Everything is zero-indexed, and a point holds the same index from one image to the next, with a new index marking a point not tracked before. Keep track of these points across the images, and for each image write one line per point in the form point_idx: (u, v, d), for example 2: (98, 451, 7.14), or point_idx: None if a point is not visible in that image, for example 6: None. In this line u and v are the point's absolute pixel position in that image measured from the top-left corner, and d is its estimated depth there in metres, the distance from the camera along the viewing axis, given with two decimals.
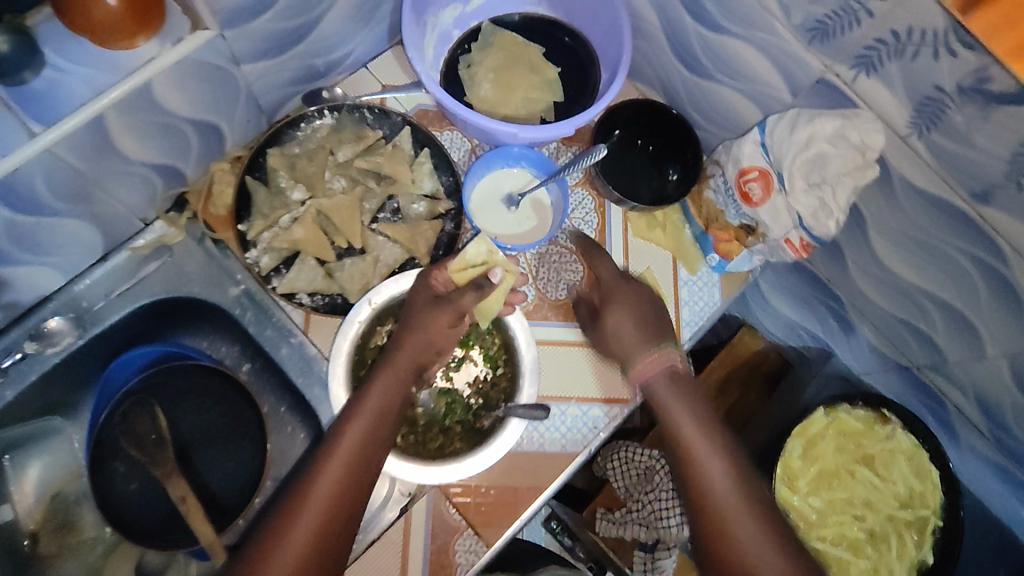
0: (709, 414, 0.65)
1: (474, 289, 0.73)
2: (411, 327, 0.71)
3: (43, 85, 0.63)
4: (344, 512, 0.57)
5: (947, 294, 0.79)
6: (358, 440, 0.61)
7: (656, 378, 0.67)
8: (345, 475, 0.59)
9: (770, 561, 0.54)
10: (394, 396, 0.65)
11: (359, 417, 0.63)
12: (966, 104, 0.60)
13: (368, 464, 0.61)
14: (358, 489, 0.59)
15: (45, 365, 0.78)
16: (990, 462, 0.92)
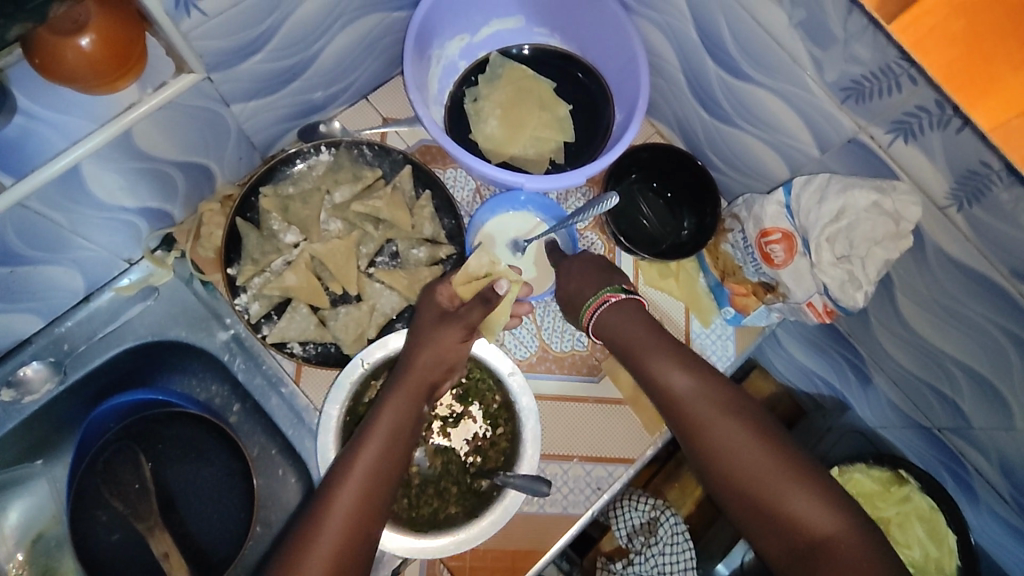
0: (706, 382, 0.67)
1: (482, 305, 0.69)
2: (419, 345, 0.69)
3: (15, 133, 0.58)
4: (359, 541, 0.61)
5: (975, 362, 0.72)
6: (369, 467, 0.63)
7: (655, 365, 0.68)
8: (358, 502, 0.62)
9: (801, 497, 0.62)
10: (404, 416, 0.66)
11: (368, 442, 0.64)
12: (1015, 183, 0.55)
13: (379, 494, 0.63)
14: (370, 516, 0.62)
15: (23, 414, 0.75)
16: (1008, 527, 0.86)
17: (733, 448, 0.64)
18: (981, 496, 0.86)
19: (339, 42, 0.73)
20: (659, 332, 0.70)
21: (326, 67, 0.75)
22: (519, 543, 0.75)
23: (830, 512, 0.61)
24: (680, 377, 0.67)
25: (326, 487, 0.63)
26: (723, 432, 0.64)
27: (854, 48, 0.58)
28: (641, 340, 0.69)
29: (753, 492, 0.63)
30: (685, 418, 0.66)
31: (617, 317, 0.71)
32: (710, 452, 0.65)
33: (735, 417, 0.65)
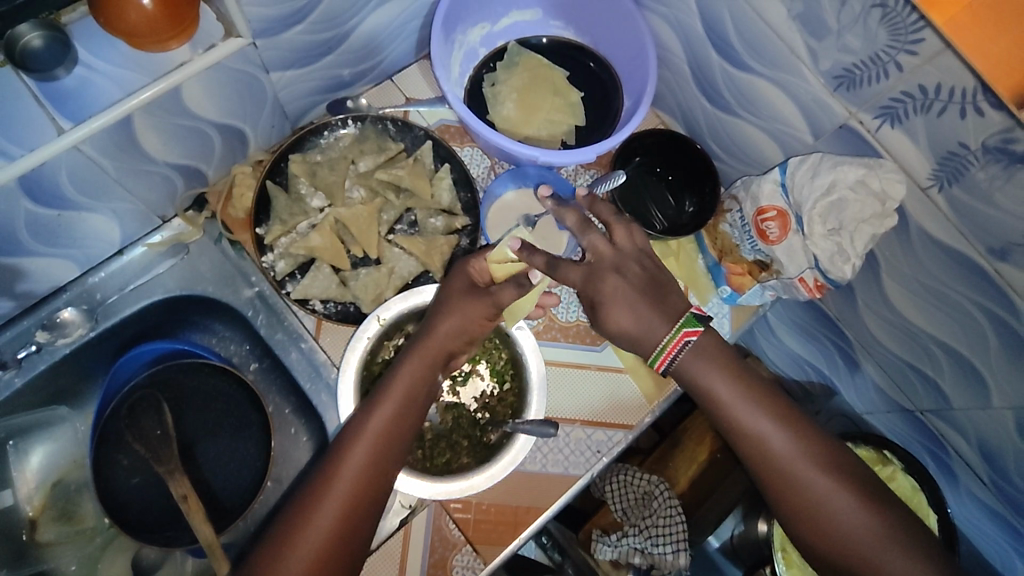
0: (746, 392, 0.69)
1: (514, 286, 0.72)
2: (442, 313, 0.72)
3: (74, 83, 0.63)
4: (365, 498, 0.64)
5: (955, 342, 0.77)
6: (379, 430, 0.66)
7: (698, 376, 0.70)
8: (367, 463, 0.64)
9: (840, 505, 0.66)
10: (420, 383, 0.69)
11: (382, 404, 0.67)
12: (990, 163, 0.61)
13: (387, 457, 0.66)
14: (377, 477, 0.65)
15: (55, 356, 0.79)
16: (988, 510, 0.90)
17: (802, 469, 0.67)
18: (962, 479, 0.90)
19: (371, 21, 0.78)
20: (737, 370, 0.70)
21: (356, 45, 0.80)
22: (522, 499, 0.79)
23: (883, 535, 0.65)
24: (750, 410, 0.69)
25: (339, 444, 0.66)
26: (793, 456, 0.68)
27: (847, 38, 0.64)
28: (713, 379, 0.69)
29: (811, 508, 0.67)
30: (753, 444, 0.69)
31: (695, 357, 0.69)
32: (779, 473, 0.68)
33: (803, 444, 0.68)
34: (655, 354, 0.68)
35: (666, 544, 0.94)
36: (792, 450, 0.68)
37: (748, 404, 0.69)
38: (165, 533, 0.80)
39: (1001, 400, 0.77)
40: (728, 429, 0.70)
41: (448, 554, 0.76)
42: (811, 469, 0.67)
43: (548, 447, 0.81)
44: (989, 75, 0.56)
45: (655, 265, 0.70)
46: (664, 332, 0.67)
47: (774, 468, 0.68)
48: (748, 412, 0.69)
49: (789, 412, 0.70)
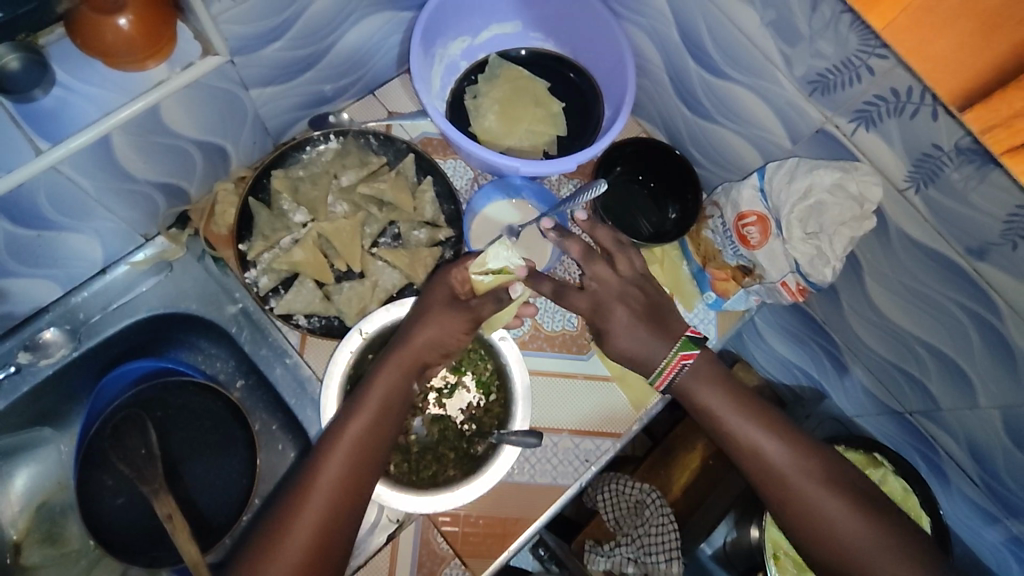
0: (741, 407, 0.72)
1: (494, 301, 0.72)
2: (419, 323, 0.71)
3: (52, 104, 0.63)
4: (341, 511, 0.64)
5: (939, 342, 0.77)
6: (354, 440, 0.66)
7: (697, 392, 0.72)
8: (343, 474, 0.64)
9: (840, 516, 0.67)
10: (395, 394, 0.69)
11: (358, 414, 0.67)
12: (963, 163, 0.60)
13: (363, 467, 0.65)
14: (354, 488, 0.65)
15: (38, 377, 0.79)
16: (981, 510, 0.89)
17: (802, 481, 0.69)
18: (953, 480, 0.90)
19: (350, 37, 0.79)
20: (732, 386, 0.73)
21: (335, 60, 0.81)
22: (509, 510, 0.78)
23: (884, 542, 0.66)
24: (748, 425, 0.71)
25: (316, 453, 0.66)
26: (793, 469, 0.69)
27: (818, 44, 0.64)
28: (710, 394, 0.72)
29: (813, 520, 0.68)
30: (755, 459, 0.70)
31: (693, 374, 0.72)
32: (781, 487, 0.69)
33: (803, 455, 0.70)
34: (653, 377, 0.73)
35: (658, 553, 0.92)
36: (792, 463, 0.69)
37: (745, 419, 0.71)
38: (151, 554, 0.79)
39: (987, 400, 0.77)
40: (729, 444, 0.72)
41: (437, 569, 0.76)
42: (811, 481, 0.69)
43: (535, 458, 0.80)
44: (934, 75, 0.57)
45: (656, 292, 0.75)
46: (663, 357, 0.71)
47: (776, 482, 0.69)
48: (746, 427, 0.71)
49: (786, 425, 0.72)
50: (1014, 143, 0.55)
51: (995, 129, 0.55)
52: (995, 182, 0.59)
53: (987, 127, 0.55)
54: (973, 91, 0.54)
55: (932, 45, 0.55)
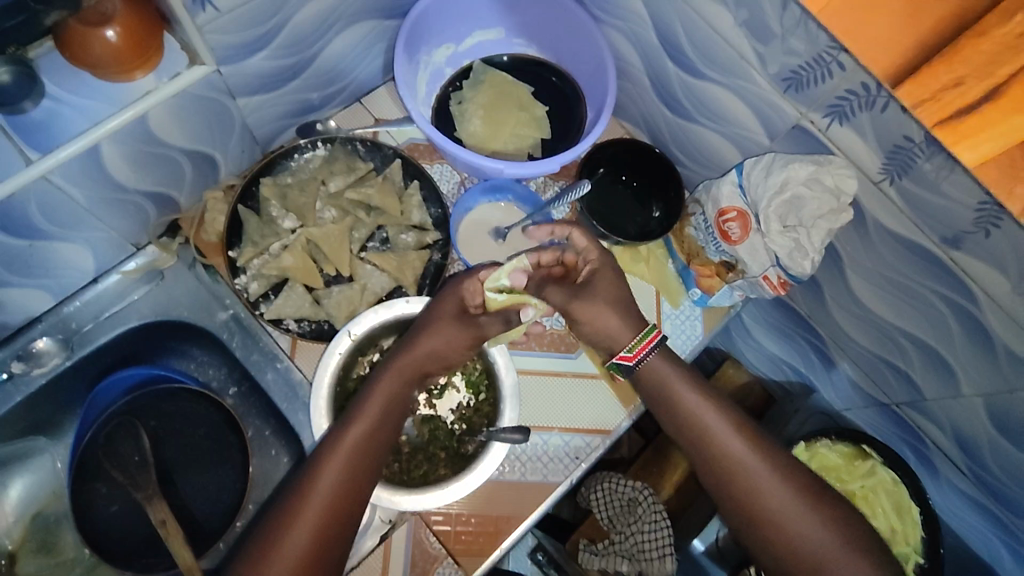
0: (715, 406, 0.73)
1: (502, 322, 0.75)
2: (422, 333, 0.73)
3: (41, 116, 0.64)
4: (339, 516, 0.64)
5: (921, 332, 0.78)
6: (353, 446, 0.67)
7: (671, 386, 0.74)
8: (342, 479, 0.65)
9: (803, 521, 0.67)
10: (395, 400, 0.71)
11: (358, 420, 0.68)
12: (934, 154, 0.61)
13: (363, 470, 0.67)
14: (351, 495, 0.66)
15: (31, 386, 0.80)
16: (969, 499, 0.90)
17: (763, 480, 0.69)
18: (942, 471, 0.91)
19: (335, 45, 0.80)
20: (704, 388, 0.74)
21: (321, 69, 0.82)
22: (501, 508, 0.79)
23: (846, 551, 0.66)
24: (717, 422, 0.72)
25: (314, 460, 0.67)
26: (757, 469, 0.69)
27: (790, 41, 0.66)
28: (681, 391, 0.73)
29: (773, 524, 0.68)
30: (718, 456, 0.71)
31: (668, 368, 0.74)
32: (741, 485, 0.69)
33: (767, 456, 0.71)
34: (633, 342, 0.74)
35: (652, 549, 0.93)
36: (757, 462, 0.70)
37: (712, 414, 0.72)
38: (145, 560, 0.79)
39: (970, 388, 0.78)
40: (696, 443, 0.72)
41: (430, 568, 0.76)
42: (772, 481, 0.69)
43: (525, 456, 0.81)
44: (865, 55, 0.53)
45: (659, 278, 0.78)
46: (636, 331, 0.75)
47: (737, 479, 0.70)
48: (717, 424, 0.72)
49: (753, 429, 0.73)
50: (946, 117, 0.51)
51: (928, 105, 0.51)
52: (964, 172, 0.60)
53: (917, 103, 0.52)
54: (905, 66, 0.51)
55: (866, 24, 0.51)
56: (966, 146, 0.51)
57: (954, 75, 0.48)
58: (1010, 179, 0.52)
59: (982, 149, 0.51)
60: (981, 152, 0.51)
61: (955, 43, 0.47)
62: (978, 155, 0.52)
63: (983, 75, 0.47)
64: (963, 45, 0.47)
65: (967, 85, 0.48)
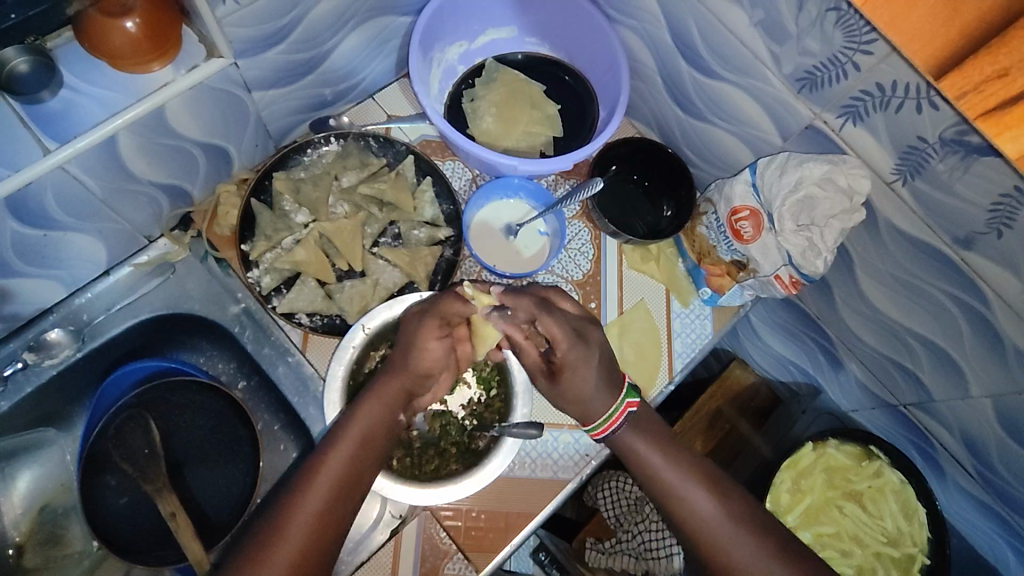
0: (679, 459, 0.70)
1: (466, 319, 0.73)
2: (404, 348, 0.72)
3: (59, 106, 0.64)
4: (319, 542, 0.61)
5: (930, 333, 0.78)
6: (337, 472, 0.64)
7: (634, 444, 0.71)
8: (324, 503, 0.63)
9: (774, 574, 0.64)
10: (381, 420, 0.68)
11: (342, 444, 0.66)
12: (948, 155, 0.62)
13: (345, 496, 0.64)
14: (333, 523, 0.63)
15: (42, 377, 0.80)
16: (976, 501, 0.90)
17: (729, 535, 0.66)
18: (949, 473, 0.91)
19: (349, 42, 0.81)
20: (670, 443, 0.72)
21: (335, 65, 0.82)
22: (512, 505, 0.79)
23: None
24: (681, 477, 0.69)
25: (294, 486, 0.64)
26: (720, 523, 0.66)
27: (806, 42, 0.66)
28: (644, 450, 0.71)
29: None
30: (682, 515, 0.67)
31: (631, 428, 0.72)
32: (706, 541, 0.66)
33: (731, 508, 0.67)
34: (597, 424, 0.72)
35: (658, 547, 0.93)
36: (719, 517, 0.67)
37: (673, 470, 0.69)
38: (154, 553, 0.79)
39: (979, 389, 0.78)
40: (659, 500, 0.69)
41: (439, 563, 0.76)
42: (739, 534, 0.66)
43: (535, 452, 0.81)
44: (909, 48, 0.54)
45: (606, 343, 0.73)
46: (606, 406, 0.71)
47: (698, 533, 0.67)
48: (681, 480, 0.69)
49: (719, 480, 0.70)
50: (990, 109, 0.52)
51: (970, 96, 0.53)
52: (979, 173, 0.61)
53: (961, 94, 0.53)
54: (950, 59, 0.52)
55: (909, 15, 0.52)
56: (1009, 138, 0.53)
57: (998, 66, 0.49)
58: None
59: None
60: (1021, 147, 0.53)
61: (1001, 36, 0.48)
62: (1019, 146, 0.53)
63: None
64: (1011, 38, 0.48)
65: (1011, 77, 0.49)
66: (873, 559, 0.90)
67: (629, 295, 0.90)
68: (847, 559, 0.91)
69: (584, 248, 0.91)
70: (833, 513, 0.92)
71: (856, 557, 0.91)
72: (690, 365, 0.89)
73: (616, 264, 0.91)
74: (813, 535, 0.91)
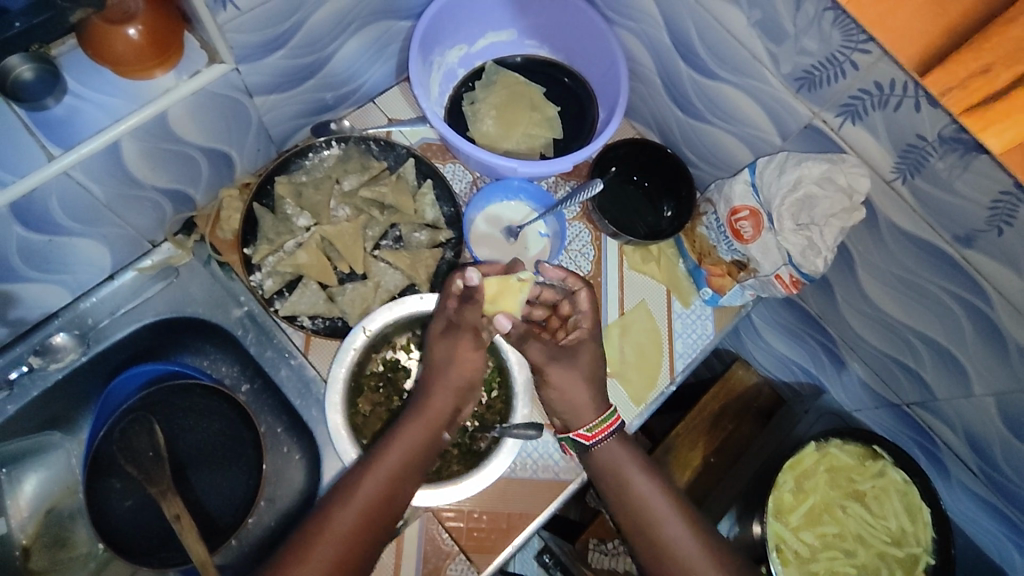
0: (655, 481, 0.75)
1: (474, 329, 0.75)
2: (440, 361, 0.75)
3: (63, 112, 0.65)
4: (350, 558, 0.64)
5: (932, 331, 0.78)
6: (374, 492, 0.67)
7: (616, 463, 0.75)
8: (359, 522, 0.66)
9: None
10: (422, 444, 0.70)
11: (385, 461, 0.68)
12: (947, 153, 0.62)
13: (380, 516, 0.67)
14: (365, 541, 0.65)
15: (48, 381, 0.80)
16: (980, 500, 0.90)
17: (694, 558, 0.70)
18: (953, 472, 0.91)
19: (349, 47, 0.81)
20: (652, 466, 0.76)
21: (336, 69, 0.83)
22: (514, 506, 0.79)
23: None
24: (659, 499, 0.73)
25: (331, 501, 0.67)
26: (687, 547, 0.71)
27: (803, 42, 0.66)
28: (629, 468, 0.75)
29: None
30: (653, 536, 0.72)
31: (616, 448, 0.76)
32: (672, 564, 0.70)
33: (698, 533, 0.72)
34: (594, 423, 0.75)
35: None
36: (687, 540, 0.71)
37: (648, 492, 0.74)
38: (159, 555, 0.80)
39: (982, 387, 0.78)
40: (632, 518, 0.73)
41: (442, 563, 0.77)
42: (704, 559, 0.70)
43: (536, 453, 0.81)
44: (895, 46, 0.56)
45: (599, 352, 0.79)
46: (600, 412, 0.76)
47: (664, 554, 0.71)
48: (658, 502, 0.73)
49: (688, 506, 0.74)
50: (974, 104, 0.54)
51: (955, 92, 0.55)
52: (978, 170, 0.61)
53: (946, 90, 0.55)
54: (933, 56, 0.54)
55: (894, 12, 0.54)
56: (992, 133, 0.56)
57: (981, 63, 0.51)
58: None
59: (1007, 134, 0.55)
60: (1005, 140, 0.55)
61: (982, 34, 0.50)
62: (1002, 141, 0.55)
63: (1010, 63, 0.49)
64: (992, 35, 0.49)
65: (994, 73, 0.51)
66: (876, 559, 0.90)
67: (630, 296, 0.90)
68: (850, 560, 0.90)
69: (585, 249, 0.91)
70: (837, 513, 0.91)
71: (860, 557, 0.90)
72: (692, 366, 0.89)
73: (617, 265, 0.91)
74: (817, 536, 0.90)
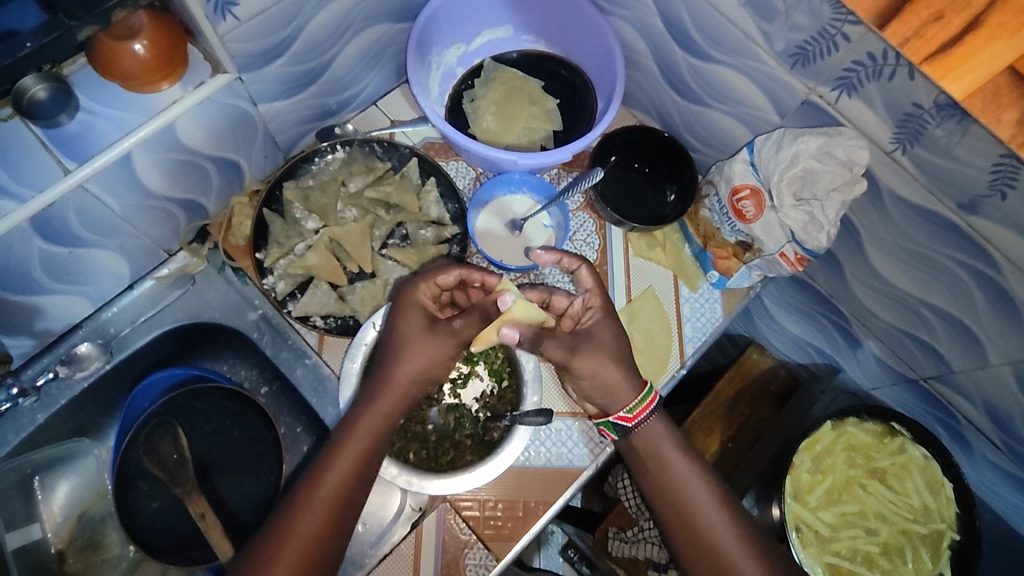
0: (696, 467, 0.73)
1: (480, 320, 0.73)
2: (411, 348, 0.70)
3: (77, 128, 0.67)
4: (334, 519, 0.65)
5: (943, 302, 0.77)
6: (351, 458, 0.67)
7: (658, 447, 0.73)
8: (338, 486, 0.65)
9: None
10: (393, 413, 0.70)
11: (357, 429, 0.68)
12: (945, 119, 0.61)
13: (358, 481, 0.67)
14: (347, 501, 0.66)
15: (74, 389, 0.84)
16: (1004, 473, 0.88)
17: (735, 549, 0.68)
18: (976, 446, 0.89)
19: (349, 51, 0.83)
20: (691, 452, 0.74)
21: (336, 75, 0.85)
22: (529, 494, 0.80)
23: None
24: (696, 487, 0.71)
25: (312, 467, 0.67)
26: (726, 536, 0.69)
27: (794, 17, 0.66)
28: (668, 454, 0.72)
29: None
30: (691, 520, 0.70)
31: (658, 430, 0.73)
32: (709, 550, 0.69)
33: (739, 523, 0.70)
34: (633, 404, 0.72)
35: None
36: (726, 528, 0.69)
37: (690, 479, 0.71)
38: (187, 554, 0.83)
39: (998, 357, 0.77)
40: (670, 506, 0.71)
41: (460, 553, 0.78)
42: (741, 551, 0.68)
43: (550, 442, 0.82)
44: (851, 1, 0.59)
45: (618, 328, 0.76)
46: (638, 390, 0.73)
47: (703, 543, 0.69)
48: (697, 489, 0.71)
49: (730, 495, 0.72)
50: (931, 52, 0.56)
51: (912, 42, 0.57)
52: (976, 135, 0.60)
53: (904, 41, 0.58)
54: (891, 6, 0.57)
55: None
56: (953, 79, 0.56)
57: (932, 10, 0.55)
58: (995, 105, 0.56)
59: (966, 80, 0.56)
60: (964, 87, 0.56)
61: None
62: (962, 88, 0.56)
63: (960, 6, 0.53)
64: None
65: (946, 19, 0.54)
66: (899, 537, 0.88)
67: (636, 283, 0.91)
68: (873, 537, 0.89)
69: (589, 239, 0.92)
70: (857, 491, 0.90)
71: (883, 535, 0.89)
72: (703, 349, 0.89)
73: (622, 253, 0.92)
74: (837, 515, 0.89)
